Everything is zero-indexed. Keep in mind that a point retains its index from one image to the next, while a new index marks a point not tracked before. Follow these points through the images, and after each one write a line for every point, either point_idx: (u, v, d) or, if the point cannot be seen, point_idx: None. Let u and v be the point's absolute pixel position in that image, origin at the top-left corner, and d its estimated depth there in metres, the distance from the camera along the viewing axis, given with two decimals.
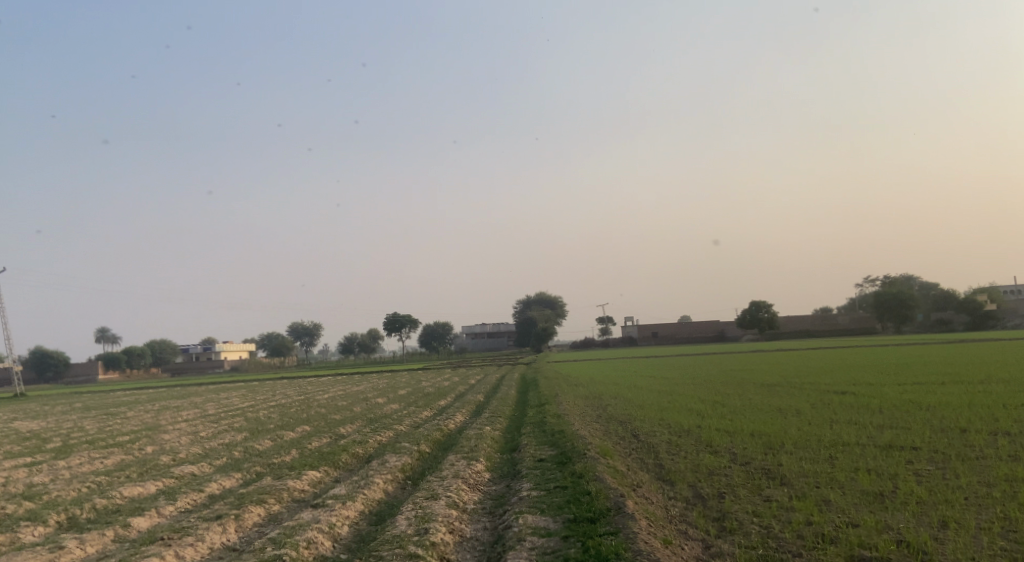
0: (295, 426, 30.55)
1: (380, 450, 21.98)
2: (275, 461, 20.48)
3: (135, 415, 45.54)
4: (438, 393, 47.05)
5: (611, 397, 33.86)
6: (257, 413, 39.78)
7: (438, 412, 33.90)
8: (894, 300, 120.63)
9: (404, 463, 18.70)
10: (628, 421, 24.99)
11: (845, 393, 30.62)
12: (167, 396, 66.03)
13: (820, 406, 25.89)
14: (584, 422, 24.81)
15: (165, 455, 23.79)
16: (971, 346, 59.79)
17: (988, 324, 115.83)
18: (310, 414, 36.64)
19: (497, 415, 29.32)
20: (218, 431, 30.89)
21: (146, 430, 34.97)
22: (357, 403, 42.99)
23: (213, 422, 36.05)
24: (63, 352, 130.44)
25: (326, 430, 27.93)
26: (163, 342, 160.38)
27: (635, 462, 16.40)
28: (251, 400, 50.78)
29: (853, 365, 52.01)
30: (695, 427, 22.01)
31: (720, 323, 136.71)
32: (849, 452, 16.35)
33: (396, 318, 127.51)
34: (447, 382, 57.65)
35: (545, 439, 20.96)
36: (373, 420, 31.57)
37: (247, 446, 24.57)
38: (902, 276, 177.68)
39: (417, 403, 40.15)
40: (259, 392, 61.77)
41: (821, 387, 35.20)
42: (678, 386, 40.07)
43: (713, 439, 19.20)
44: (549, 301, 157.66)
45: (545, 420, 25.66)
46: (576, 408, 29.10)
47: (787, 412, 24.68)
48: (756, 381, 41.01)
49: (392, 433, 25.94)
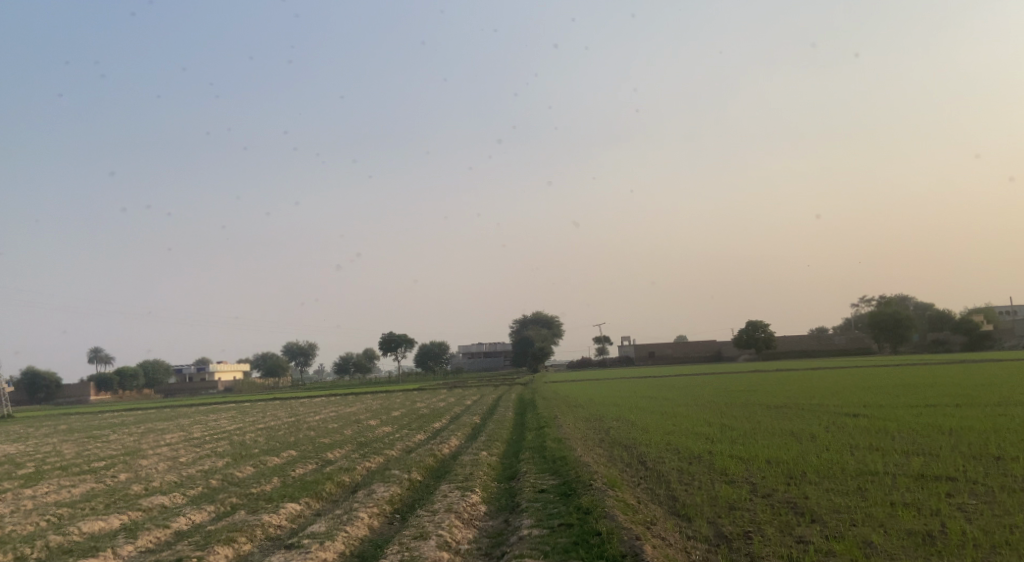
0: (281, 451, 29.06)
1: (369, 477, 20.47)
2: (252, 491, 19.00)
3: (118, 438, 44.01)
4: (432, 415, 45.44)
5: (613, 419, 32.37)
6: (243, 436, 38.22)
7: (431, 435, 32.42)
8: (891, 319, 119.75)
9: (392, 494, 17.20)
10: (633, 446, 23.53)
11: (858, 416, 29.22)
12: (155, 418, 64.25)
13: (834, 430, 24.44)
14: (586, 447, 23.30)
15: (137, 485, 22.34)
16: (974, 367, 58.50)
17: (985, 345, 114.62)
18: (296, 437, 35.13)
19: (494, 439, 27.84)
20: (199, 457, 29.40)
21: (126, 455, 33.43)
22: (348, 425, 41.56)
23: (196, 446, 34.50)
24: (55, 373, 128.41)
25: (311, 456, 26.47)
26: (157, 362, 158.40)
27: (644, 494, 14.93)
28: (239, 423, 49.23)
29: (857, 386, 50.63)
30: (706, 453, 20.56)
31: (717, 343, 135.28)
32: (880, 483, 14.93)
33: (391, 338, 126.02)
34: (442, 404, 56.06)
35: (546, 467, 19.48)
36: (363, 444, 30.11)
37: (226, 474, 23.10)
38: (898, 297, 176.74)
39: (410, 425, 38.67)
40: (249, 414, 60.06)
41: (830, 408, 33.78)
42: (681, 408, 38.63)
43: (728, 467, 17.73)
44: (545, 320, 156.20)
45: (545, 445, 24.18)
46: (576, 432, 27.60)
47: (801, 437, 23.26)
48: (761, 403, 39.58)
49: (382, 459, 24.46)
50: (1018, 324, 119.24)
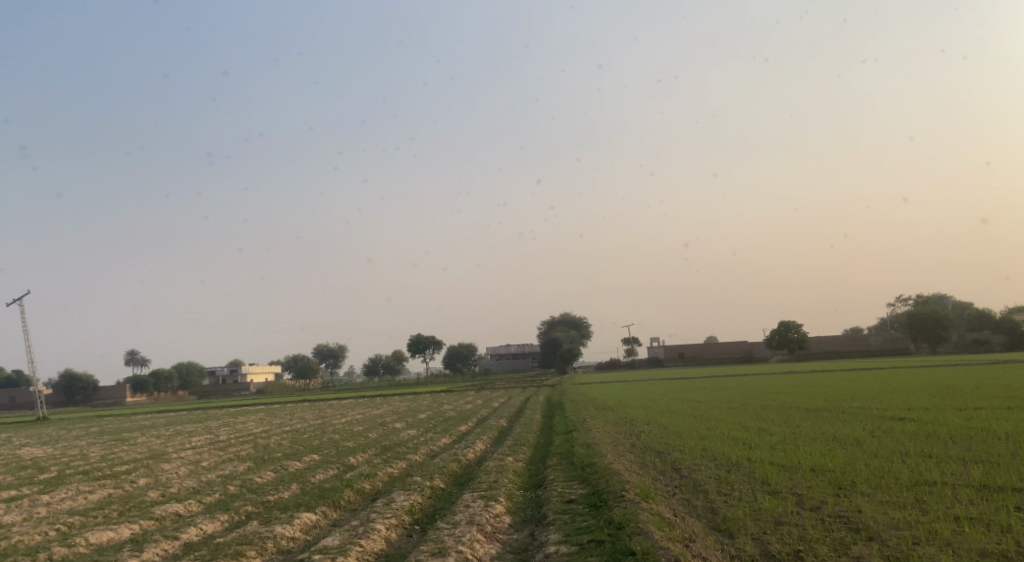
0: (302, 455, 28.21)
1: (389, 485, 19.58)
2: (268, 499, 18.11)
3: (144, 441, 43.50)
4: (460, 417, 44.56)
5: (645, 423, 31.34)
6: (268, 439, 37.55)
7: (457, 439, 31.44)
8: (930, 319, 117.48)
9: (413, 503, 16.27)
10: (666, 452, 22.50)
11: (904, 420, 28.06)
12: (185, 420, 64.03)
13: (882, 436, 23.39)
14: (617, 453, 22.26)
15: (154, 490, 21.52)
16: (1017, 368, 56.72)
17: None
18: (321, 441, 34.27)
19: (520, 444, 26.86)
20: (221, 461, 28.65)
21: (149, 458, 32.84)
22: (374, 428, 40.79)
23: (220, 449, 33.86)
24: (90, 375, 129.41)
25: (333, 461, 25.59)
26: (190, 364, 159.26)
27: (682, 506, 13.90)
28: (266, 426, 48.65)
29: (897, 387, 49.17)
30: (746, 460, 19.52)
31: (749, 343, 133.37)
32: (939, 499, 13.90)
33: (419, 339, 125.56)
34: (470, 406, 55.20)
35: (574, 475, 18.51)
36: (387, 449, 29.19)
37: (245, 479, 22.24)
38: (935, 296, 173.60)
39: (436, 428, 37.78)
40: (277, 416, 59.60)
41: (873, 412, 32.55)
42: (715, 411, 37.50)
43: (770, 477, 16.71)
44: (574, 321, 155.09)
45: (573, 450, 23.20)
46: (605, 436, 26.53)
47: (846, 443, 22.24)
48: (799, 406, 38.38)
49: (404, 465, 23.52)
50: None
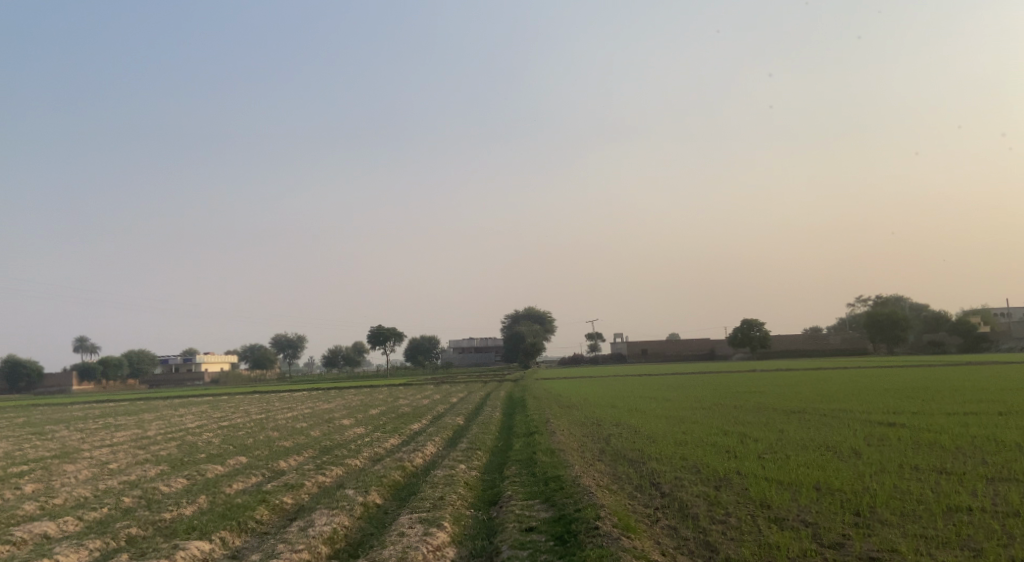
0: (226, 457, 24.99)
1: (315, 499, 16.54)
2: (160, 520, 15.00)
3: (66, 435, 39.83)
4: (412, 414, 41.32)
5: (613, 424, 28.59)
6: (200, 435, 34.21)
7: (408, 439, 28.39)
8: (887, 320, 116.45)
9: (336, 528, 13.27)
10: (641, 461, 19.69)
11: (894, 426, 25.61)
12: (123, 411, 60.08)
13: (881, 445, 20.83)
14: (586, 463, 19.32)
15: (35, 502, 18.33)
16: (986, 370, 55.04)
17: (982, 347, 110.97)
18: (254, 440, 31.05)
19: (476, 448, 23.89)
20: (134, 462, 25.27)
21: (59, 456, 29.22)
22: (317, 425, 37.65)
23: (141, 447, 30.31)
24: (36, 362, 124.10)
25: (260, 465, 22.50)
26: (141, 351, 153.93)
27: (670, 542, 11.11)
28: (204, 420, 45.11)
29: (866, 388, 46.94)
30: (739, 474, 16.73)
31: (710, 341, 131.70)
32: (983, 535, 11.26)
33: (380, 331, 122.02)
34: (426, 401, 52.03)
35: (537, 491, 15.60)
36: (325, 450, 26.17)
37: (149, 489, 19.06)
38: (892, 297, 173.96)
39: (385, 426, 34.73)
40: (221, 409, 55.94)
41: (858, 415, 30.14)
42: (687, 411, 34.86)
43: (773, 497, 13.90)
44: (538, 316, 152.61)
45: (534, 457, 20.27)
46: (570, 441, 23.57)
47: (842, 453, 19.62)
48: (775, 407, 35.83)
49: (340, 472, 20.47)
50: (1014, 325, 115.97)
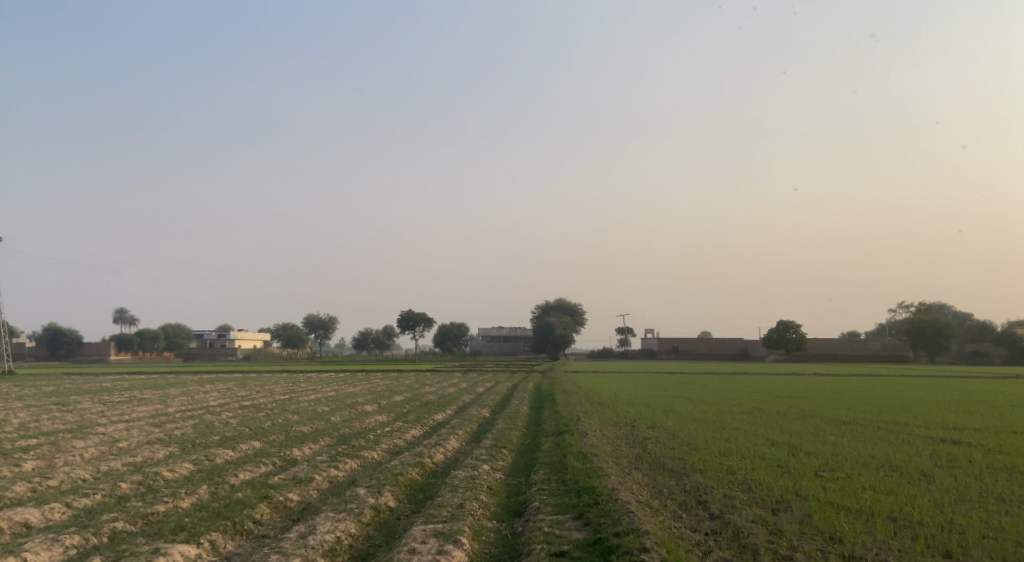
0: (239, 441, 23.37)
1: (325, 497, 15.00)
2: (152, 514, 13.53)
3: (88, 406, 38.74)
4: (438, 402, 39.78)
5: (649, 426, 26.90)
6: (219, 414, 32.69)
7: (429, 431, 26.83)
8: (929, 327, 113.11)
9: (339, 537, 11.70)
10: (684, 473, 18.00)
11: (959, 447, 23.79)
12: (149, 384, 59.23)
13: (952, 472, 19.11)
14: (620, 472, 17.66)
15: (27, 482, 16.91)
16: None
17: None
18: (272, 421, 29.61)
19: (501, 445, 22.29)
20: (144, 441, 23.73)
21: (70, 430, 27.89)
22: (340, 410, 36.21)
23: (156, 423, 28.81)
24: (75, 331, 124.91)
25: (272, 452, 21.02)
26: (177, 324, 154.58)
27: None
28: (227, 397, 43.90)
29: (911, 399, 44.72)
30: (798, 499, 15.05)
31: (744, 341, 129.03)
32: None
33: (410, 315, 120.81)
34: (453, 389, 50.35)
35: (567, 503, 14.01)
36: (344, 438, 24.65)
37: (150, 474, 17.56)
38: (935, 305, 169.83)
39: (409, 414, 33.20)
40: (246, 387, 54.70)
41: (915, 429, 28.22)
42: (727, 415, 33.03)
43: (844, 530, 12.21)
44: (570, 308, 150.78)
45: (565, 462, 18.63)
46: (604, 445, 21.89)
47: (913, 481, 17.81)
48: (821, 416, 33.77)
49: (354, 466, 18.93)
50: None
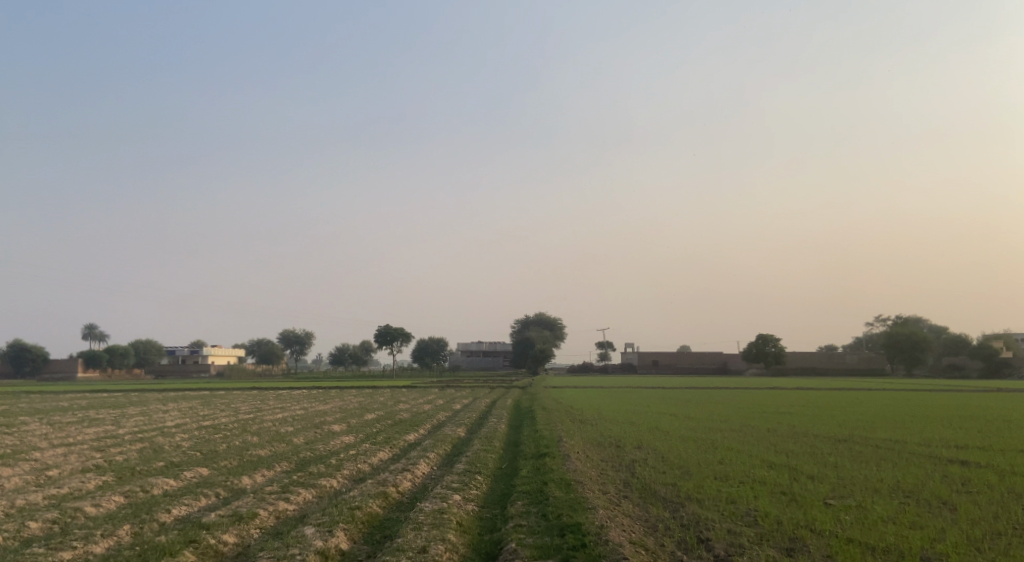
0: (184, 468, 20.99)
1: (267, 539, 12.84)
2: None
3: (35, 428, 36.11)
4: (410, 421, 37.51)
5: (635, 447, 24.87)
6: (173, 436, 30.21)
7: (398, 455, 24.57)
8: (906, 341, 111.95)
9: None
10: (680, 503, 15.99)
11: (969, 469, 22.06)
12: (110, 403, 56.43)
13: (971, 500, 17.32)
14: (608, 503, 15.63)
15: None
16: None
17: (1003, 373, 106.19)
18: (226, 444, 27.20)
19: (475, 471, 20.12)
20: (77, 470, 21.29)
21: (3, 456, 25.41)
22: (305, 431, 33.86)
23: (100, 447, 26.35)
24: (42, 347, 121.28)
25: (218, 482, 18.72)
26: (148, 341, 150.95)
27: None
28: (188, 417, 41.35)
29: (900, 414, 42.98)
30: (813, 536, 13.10)
31: (723, 355, 127.62)
32: None
33: (387, 330, 118.38)
34: (428, 407, 48.05)
35: (547, 545, 11.97)
36: (302, 465, 22.34)
37: (68, 511, 15.27)
38: (911, 318, 169.88)
39: (378, 435, 30.96)
40: (211, 406, 52.03)
41: (915, 448, 26.45)
42: (715, 434, 31.11)
43: None
44: (550, 322, 148.77)
45: (546, 491, 16.53)
46: (589, 469, 19.80)
47: (933, 511, 15.96)
48: (814, 433, 31.90)
49: (309, 499, 16.71)
50: None
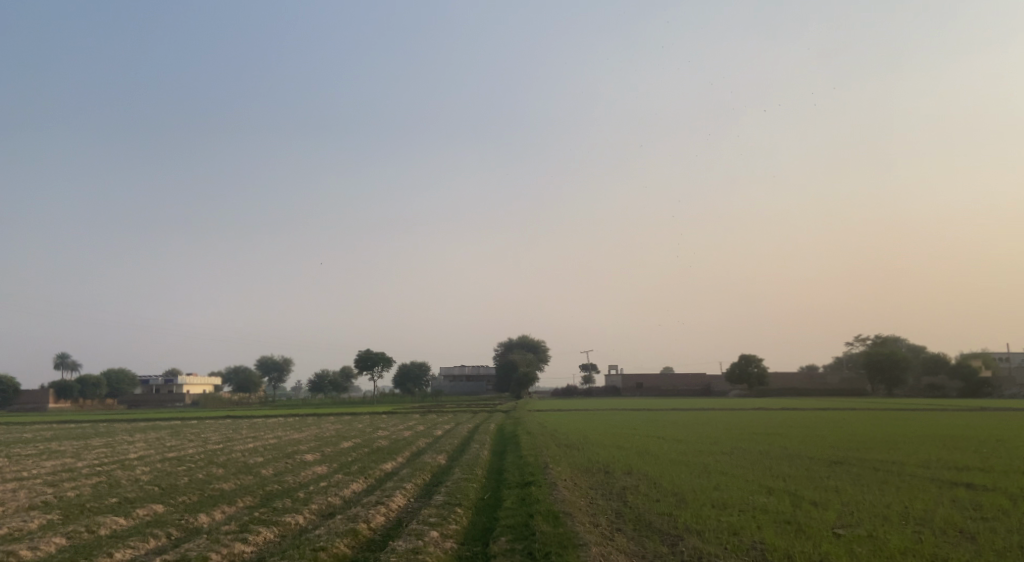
0: (139, 504, 19.37)
1: None
2: None
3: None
4: (387, 449, 35.86)
5: (625, 473, 23.45)
6: (134, 469, 28.43)
7: (373, 486, 22.99)
8: (886, 360, 111.13)
9: None
10: (679, 536, 14.57)
11: (977, 492, 20.81)
12: (78, 434, 54.41)
13: (990, 527, 16.00)
14: (600, 537, 14.19)
15: None
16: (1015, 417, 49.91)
17: (984, 392, 105.42)
18: (189, 477, 25.51)
19: (455, 502, 18.61)
20: (21, 507, 19.61)
21: None
22: (277, 461, 32.19)
23: (53, 481, 24.63)
24: (12, 378, 118.24)
25: (172, 520, 17.12)
26: (123, 370, 147.92)
27: None
28: (154, 449, 39.51)
29: (892, 435, 41.73)
30: None
31: (706, 377, 126.35)
32: None
33: (368, 355, 116.51)
34: (408, 433, 46.41)
35: None
36: (269, 498, 20.76)
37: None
38: (890, 338, 169.65)
39: (353, 465, 29.32)
40: (182, 436, 50.12)
41: (917, 471, 25.13)
42: (707, 458, 29.66)
43: None
44: (532, 345, 147.14)
45: (532, 525, 15.06)
46: (577, 499, 18.39)
47: (953, 542, 14.64)
48: (808, 456, 30.59)
49: (272, 539, 15.15)
50: (1018, 371, 110.36)
